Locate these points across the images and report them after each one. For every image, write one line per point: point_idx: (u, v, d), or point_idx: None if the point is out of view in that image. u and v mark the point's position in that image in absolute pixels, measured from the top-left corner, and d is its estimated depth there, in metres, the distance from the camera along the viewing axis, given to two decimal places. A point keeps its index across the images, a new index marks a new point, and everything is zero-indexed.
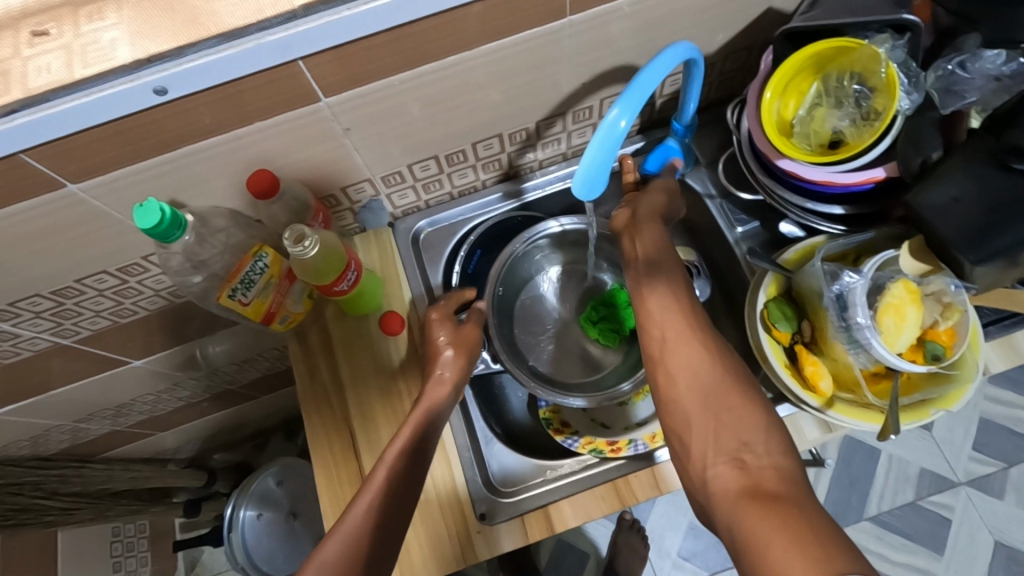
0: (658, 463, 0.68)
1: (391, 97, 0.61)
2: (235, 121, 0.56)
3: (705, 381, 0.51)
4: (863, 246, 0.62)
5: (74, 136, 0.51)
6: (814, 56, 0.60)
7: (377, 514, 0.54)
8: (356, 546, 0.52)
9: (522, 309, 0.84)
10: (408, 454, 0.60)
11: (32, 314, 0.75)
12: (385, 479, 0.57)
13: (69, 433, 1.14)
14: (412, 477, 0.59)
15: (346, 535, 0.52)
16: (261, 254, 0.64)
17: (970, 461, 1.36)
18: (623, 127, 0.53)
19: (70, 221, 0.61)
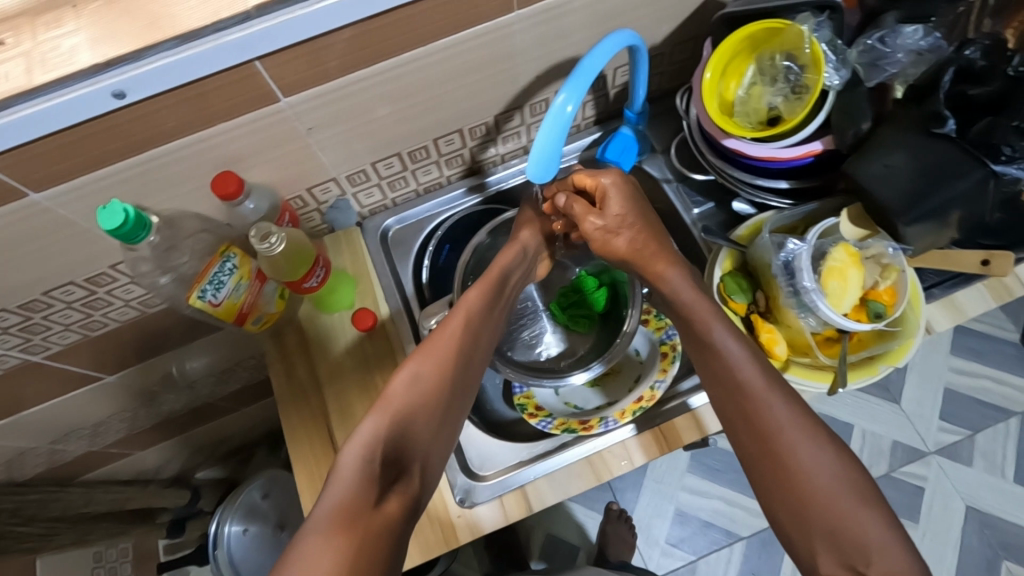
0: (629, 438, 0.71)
1: (352, 96, 0.63)
2: (196, 124, 0.58)
3: (791, 434, 0.54)
4: (808, 218, 0.66)
5: (37, 142, 0.52)
6: (747, 38, 0.63)
7: (439, 381, 0.59)
8: (416, 401, 0.57)
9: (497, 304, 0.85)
10: (467, 327, 0.64)
11: (0, 330, 0.74)
12: (443, 351, 0.61)
13: (44, 456, 1.13)
14: (469, 347, 0.63)
15: (412, 395, 0.57)
16: (228, 255, 0.66)
17: (938, 430, 1.42)
18: (570, 112, 0.56)
19: (35, 230, 0.62)
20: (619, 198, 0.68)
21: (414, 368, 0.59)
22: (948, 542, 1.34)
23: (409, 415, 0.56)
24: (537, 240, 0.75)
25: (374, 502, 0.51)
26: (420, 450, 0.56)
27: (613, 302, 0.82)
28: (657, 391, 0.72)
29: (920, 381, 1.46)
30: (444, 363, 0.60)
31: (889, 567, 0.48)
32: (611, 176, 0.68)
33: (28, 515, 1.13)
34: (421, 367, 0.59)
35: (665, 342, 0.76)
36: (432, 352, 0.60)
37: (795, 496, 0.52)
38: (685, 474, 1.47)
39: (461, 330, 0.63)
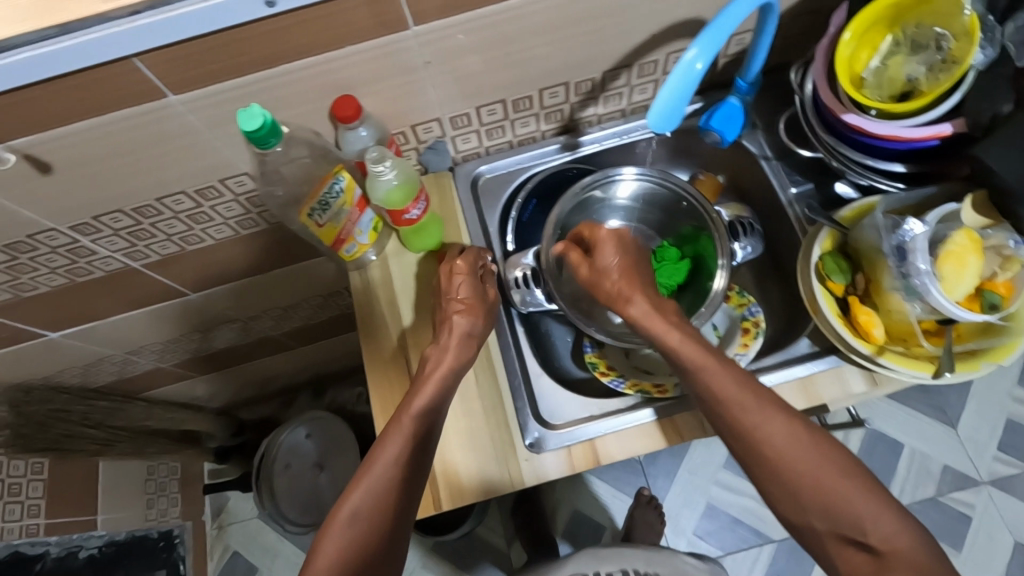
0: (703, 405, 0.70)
1: (473, 33, 0.64)
2: (328, 45, 0.60)
3: (771, 435, 0.54)
4: (922, 202, 0.64)
5: (185, 43, 0.55)
6: (893, 6, 0.62)
7: (386, 502, 0.57)
8: (363, 532, 0.56)
9: None
10: (416, 437, 0.61)
11: (111, 232, 0.79)
12: (388, 473, 0.59)
13: (119, 365, 1.19)
14: (423, 446, 0.62)
15: (355, 525, 0.56)
16: (339, 176, 0.68)
17: (993, 460, 1.36)
18: (699, 70, 0.55)
19: (164, 134, 0.65)
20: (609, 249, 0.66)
21: (358, 495, 0.57)
22: (990, 574, 1.29)
23: (354, 557, 0.55)
24: (482, 323, 0.71)
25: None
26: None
27: (694, 273, 0.81)
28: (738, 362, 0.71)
29: (982, 407, 1.40)
30: (393, 481, 0.58)
31: (885, 535, 0.50)
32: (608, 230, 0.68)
33: (97, 420, 1.20)
34: (363, 494, 0.57)
35: (747, 317, 0.76)
36: (377, 474, 0.58)
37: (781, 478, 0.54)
38: (721, 470, 1.45)
39: (408, 441, 0.61)
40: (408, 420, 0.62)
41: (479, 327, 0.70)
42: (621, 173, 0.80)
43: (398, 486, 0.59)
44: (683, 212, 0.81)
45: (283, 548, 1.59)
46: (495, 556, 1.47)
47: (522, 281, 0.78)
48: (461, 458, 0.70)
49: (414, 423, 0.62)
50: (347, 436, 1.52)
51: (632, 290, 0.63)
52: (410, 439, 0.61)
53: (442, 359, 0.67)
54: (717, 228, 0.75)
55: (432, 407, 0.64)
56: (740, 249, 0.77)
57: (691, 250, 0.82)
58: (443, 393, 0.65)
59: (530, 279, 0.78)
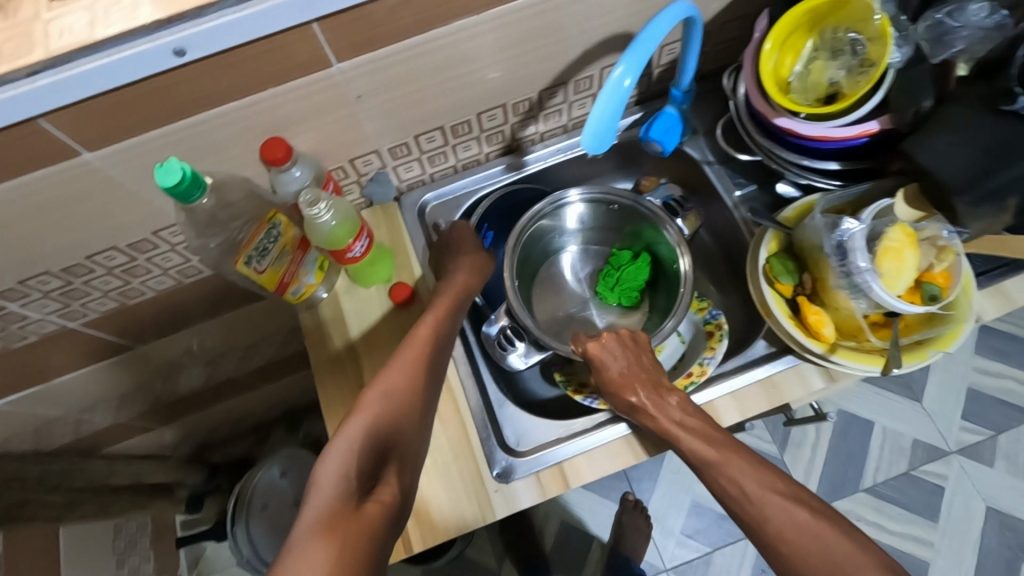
0: None
1: (402, 64, 0.63)
2: (248, 89, 0.58)
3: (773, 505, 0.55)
4: (858, 199, 0.65)
5: (93, 100, 0.52)
6: (809, 12, 0.63)
7: (413, 388, 0.59)
8: (390, 409, 0.57)
9: (542, 281, 0.87)
10: (434, 339, 0.64)
11: (41, 294, 0.75)
12: (414, 363, 0.61)
13: (71, 427, 1.14)
14: (437, 359, 0.64)
15: (383, 402, 0.57)
16: (276, 221, 0.66)
17: (960, 430, 1.40)
18: (628, 86, 0.55)
19: (84, 192, 0.62)
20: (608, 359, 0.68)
21: (379, 388, 0.58)
22: (968, 542, 1.33)
23: (384, 427, 0.56)
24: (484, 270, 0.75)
25: (354, 506, 0.49)
26: (396, 456, 0.55)
27: (657, 268, 0.82)
28: (707, 366, 0.70)
29: (943, 380, 1.44)
30: (418, 372, 0.60)
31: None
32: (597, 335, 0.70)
33: (52, 486, 1.14)
34: (390, 380, 0.59)
35: (710, 321, 0.76)
36: (406, 361, 0.61)
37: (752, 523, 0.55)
38: None
39: (429, 342, 0.63)
40: (427, 325, 0.65)
41: (481, 273, 0.75)
42: (566, 197, 0.79)
43: (422, 378, 0.61)
44: (618, 214, 0.81)
45: None
46: None
47: (505, 340, 0.75)
48: (429, 495, 0.68)
49: (431, 331, 0.65)
50: None
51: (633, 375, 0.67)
52: (429, 341, 0.64)
53: (453, 286, 0.71)
54: (667, 223, 0.76)
55: (447, 324, 0.67)
56: (682, 225, 0.78)
57: (642, 244, 0.83)
58: (454, 311, 0.68)
59: (513, 335, 0.75)
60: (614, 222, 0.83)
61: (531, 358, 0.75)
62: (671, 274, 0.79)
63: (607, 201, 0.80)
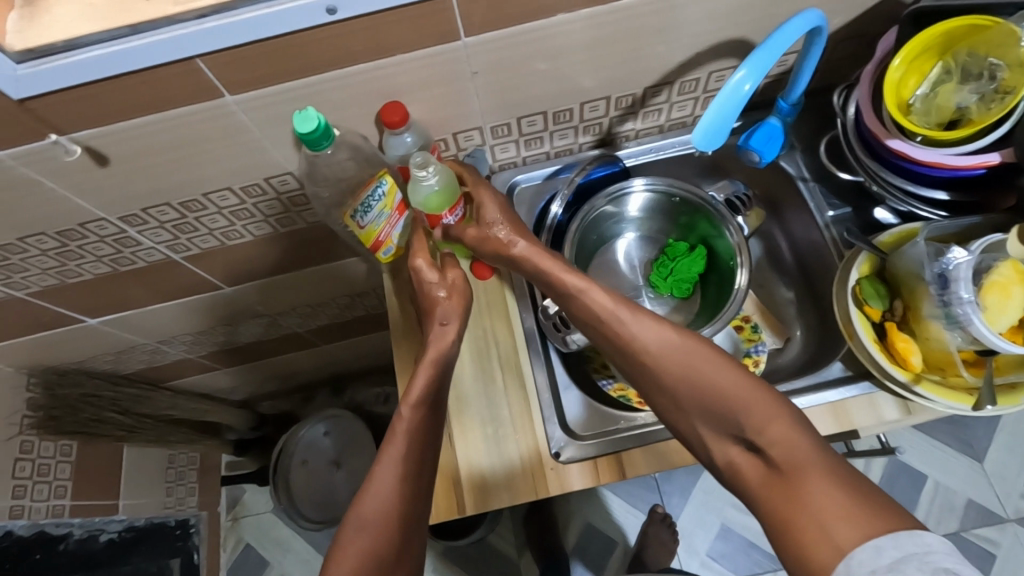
0: None
1: (519, 47, 0.65)
2: (381, 52, 0.61)
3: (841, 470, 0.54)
4: (967, 231, 0.63)
5: (247, 46, 0.57)
6: (945, 34, 0.62)
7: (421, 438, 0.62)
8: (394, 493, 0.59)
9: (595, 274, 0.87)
10: (425, 407, 0.64)
11: (157, 224, 0.81)
12: (408, 442, 0.61)
13: (150, 355, 1.22)
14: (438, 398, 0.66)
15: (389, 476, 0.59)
16: (382, 180, 0.69)
17: (1020, 498, 1.32)
18: (747, 91, 0.56)
19: (216, 132, 0.67)
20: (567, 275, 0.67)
21: (394, 447, 0.61)
22: None
23: (394, 516, 0.58)
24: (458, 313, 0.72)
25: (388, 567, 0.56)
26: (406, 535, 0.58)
27: (712, 261, 0.83)
28: None
29: (1010, 444, 1.36)
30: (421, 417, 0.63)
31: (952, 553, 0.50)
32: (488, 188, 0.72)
33: (124, 407, 1.23)
34: (390, 465, 0.60)
35: (751, 355, 0.79)
36: (410, 415, 0.63)
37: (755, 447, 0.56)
38: (738, 492, 1.43)
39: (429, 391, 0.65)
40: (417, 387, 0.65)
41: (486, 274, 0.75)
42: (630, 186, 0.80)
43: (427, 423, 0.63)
44: (677, 207, 0.82)
45: (296, 544, 1.60)
46: (504, 564, 1.46)
47: (559, 322, 0.76)
48: (487, 463, 0.71)
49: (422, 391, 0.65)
50: (365, 434, 1.53)
51: (518, 234, 0.70)
52: (421, 401, 0.64)
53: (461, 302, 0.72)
54: (729, 223, 0.76)
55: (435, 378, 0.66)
56: (743, 222, 0.80)
57: (697, 238, 0.84)
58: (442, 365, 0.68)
59: (567, 318, 0.75)
60: (673, 215, 0.84)
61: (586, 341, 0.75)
62: (726, 269, 0.80)
63: (668, 192, 0.81)
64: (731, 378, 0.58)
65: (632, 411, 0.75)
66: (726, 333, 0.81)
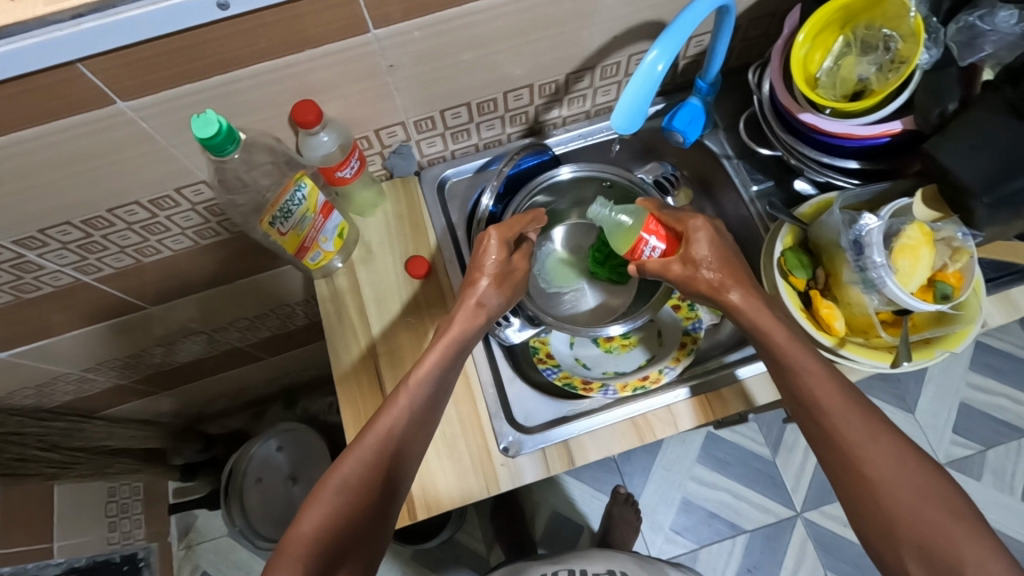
0: (658, 408, 0.72)
1: (433, 37, 0.63)
2: (285, 48, 0.58)
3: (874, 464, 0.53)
4: (877, 198, 0.66)
5: (135, 47, 0.53)
6: (843, 9, 0.64)
7: (373, 472, 0.56)
8: (347, 505, 0.54)
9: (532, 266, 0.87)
10: (416, 411, 0.60)
11: (60, 245, 0.75)
12: (361, 468, 0.56)
13: (74, 385, 1.14)
14: (413, 429, 0.60)
15: (332, 505, 0.54)
16: (301, 183, 0.66)
17: (950, 443, 1.41)
18: (660, 71, 0.56)
19: (113, 142, 0.62)
20: (768, 323, 0.61)
21: (347, 467, 0.56)
22: None
23: (328, 547, 0.52)
24: (502, 299, 0.68)
25: None
26: (352, 555, 0.53)
27: None
28: (664, 374, 0.74)
29: (937, 394, 1.45)
30: (384, 447, 0.58)
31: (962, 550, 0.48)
32: (701, 220, 0.65)
33: (52, 442, 1.12)
34: (335, 493, 0.55)
35: (689, 332, 0.79)
36: (366, 447, 0.57)
37: (865, 496, 0.53)
38: (695, 464, 1.47)
39: (397, 425, 0.59)
40: (411, 391, 0.61)
41: (501, 296, 0.68)
42: (559, 173, 0.80)
43: (388, 454, 0.58)
44: (610, 191, 0.83)
45: (256, 567, 1.53)
46: (474, 561, 1.45)
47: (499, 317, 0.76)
48: (436, 466, 0.69)
49: (418, 392, 0.61)
50: (319, 445, 1.48)
51: (735, 280, 0.63)
52: (391, 432, 0.59)
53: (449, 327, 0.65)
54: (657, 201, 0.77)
55: (435, 380, 0.62)
56: (671, 202, 0.82)
57: None
58: (449, 364, 0.63)
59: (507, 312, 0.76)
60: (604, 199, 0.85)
61: (525, 331, 0.76)
62: None
63: (599, 177, 0.81)
64: (865, 415, 0.55)
65: (578, 399, 0.74)
66: (663, 313, 0.81)
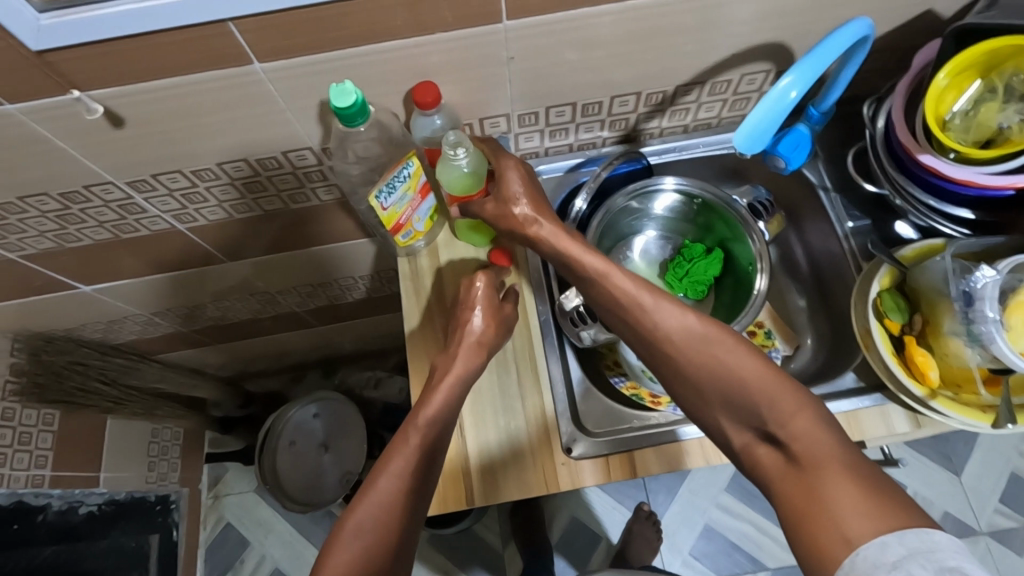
0: None
1: (559, 34, 0.64)
2: (420, 29, 0.60)
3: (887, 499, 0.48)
4: (990, 251, 0.65)
5: (284, 13, 0.55)
6: (993, 53, 0.62)
7: (391, 513, 0.57)
8: (365, 550, 0.55)
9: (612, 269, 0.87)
10: (426, 451, 0.62)
11: (165, 192, 0.79)
12: (380, 514, 0.57)
13: (142, 325, 1.19)
14: (424, 470, 0.61)
15: (350, 553, 0.55)
16: (410, 162, 0.68)
17: (994, 512, 1.35)
18: (792, 98, 0.56)
19: (238, 100, 0.65)
20: (575, 251, 0.64)
21: (361, 511, 0.57)
22: None
23: None
24: (498, 338, 0.72)
25: None
26: None
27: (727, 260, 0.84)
28: None
29: (987, 459, 1.39)
30: (403, 488, 0.59)
31: None
32: (513, 160, 0.68)
33: None
34: (351, 538, 0.56)
35: None
36: (380, 493, 0.58)
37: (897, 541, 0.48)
38: (723, 493, 1.44)
39: (411, 462, 0.61)
40: (421, 429, 0.63)
41: (490, 334, 0.71)
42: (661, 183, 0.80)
43: (407, 493, 0.59)
44: (701, 207, 0.82)
45: (278, 526, 1.58)
46: (488, 552, 1.46)
47: (578, 316, 0.75)
48: (499, 455, 0.70)
49: (429, 431, 0.63)
50: (355, 418, 1.51)
51: (539, 214, 0.66)
52: (405, 472, 0.60)
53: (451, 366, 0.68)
54: (753, 230, 0.76)
55: (443, 416, 0.64)
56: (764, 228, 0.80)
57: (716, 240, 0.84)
58: (453, 399, 0.66)
59: (587, 313, 0.75)
60: (691, 215, 0.84)
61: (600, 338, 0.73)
62: (743, 274, 0.80)
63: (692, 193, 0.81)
64: None
65: (644, 411, 0.74)
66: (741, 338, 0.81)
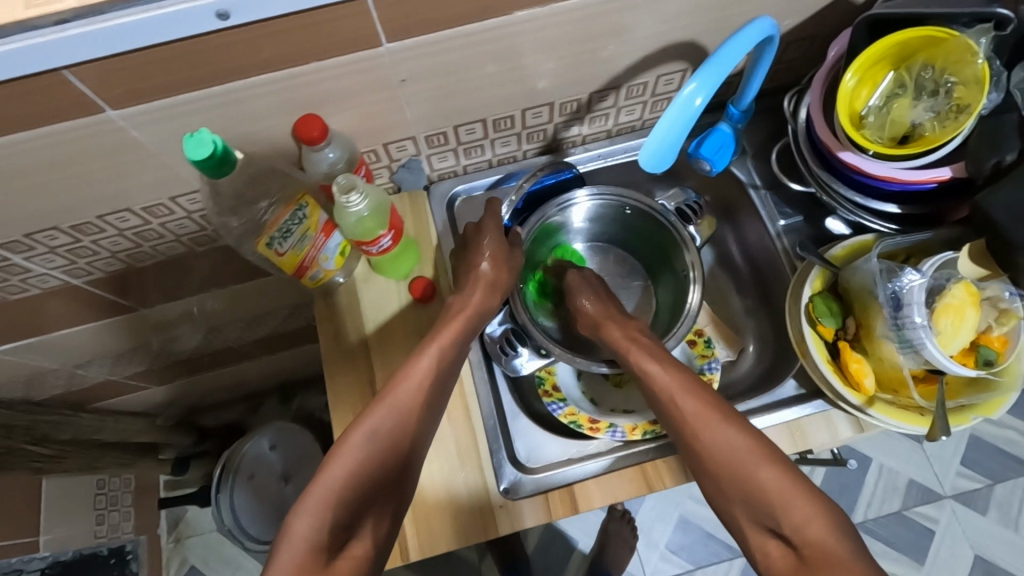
0: (668, 455, 0.68)
1: (449, 52, 0.59)
2: (291, 59, 0.54)
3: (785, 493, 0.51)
4: (915, 248, 0.62)
5: (126, 55, 0.49)
6: (899, 46, 0.59)
7: (403, 426, 0.56)
8: (376, 453, 0.54)
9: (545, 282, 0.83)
10: (436, 374, 0.60)
11: (47, 249, 0.72)
12: (392, 421, 0.56)
13: (64, 380, 1.11)
14: (435, 394, 0.60)
15: (356, 461, 0.53)
16: (302, 204, 0.63)
17: (957, 475, 1.37)
18: (697, 106, 0.51)
19: (101, 150, 0.58)
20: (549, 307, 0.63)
21: (373, 420, 0.55)
22: None
23: (354, 500, 0.52)
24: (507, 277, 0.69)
25: (325, 562, 0.48)
26: (374, 509, 0.53)
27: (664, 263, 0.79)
28: None
29: None
30: (414, 405, 0.57)
31: None
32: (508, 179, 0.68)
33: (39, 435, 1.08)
34: (362, 440, 0.54)
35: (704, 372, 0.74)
36: (396, 401, 0.57)
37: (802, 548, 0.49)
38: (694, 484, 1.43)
39: (425, 379, 0.59)
40: (433, 354, 0.61)
41: (502, 277, 0.69)
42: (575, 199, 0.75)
43: (416, 411, 0.57)
44: (630, 216, 0.78)
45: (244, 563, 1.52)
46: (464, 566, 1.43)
47: (506, 344, 0.72)
48: (433, 503, 0.66)
49: (440, 356, 0.61)
50: (314, 445, 1.45)
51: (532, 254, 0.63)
52: (418, 389, 0.58)
53: (465, 304, 0.66)
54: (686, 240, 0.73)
55: (453, 350, 0.63)
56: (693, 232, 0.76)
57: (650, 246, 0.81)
58: (463, 337, 0.64)
59: (514, 339, 0.72)
60: (620, 224, 0.81)
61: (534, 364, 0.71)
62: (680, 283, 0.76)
63: (618, 205, 0.77)
64: None
65: (583, 440, 0.71)
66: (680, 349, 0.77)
